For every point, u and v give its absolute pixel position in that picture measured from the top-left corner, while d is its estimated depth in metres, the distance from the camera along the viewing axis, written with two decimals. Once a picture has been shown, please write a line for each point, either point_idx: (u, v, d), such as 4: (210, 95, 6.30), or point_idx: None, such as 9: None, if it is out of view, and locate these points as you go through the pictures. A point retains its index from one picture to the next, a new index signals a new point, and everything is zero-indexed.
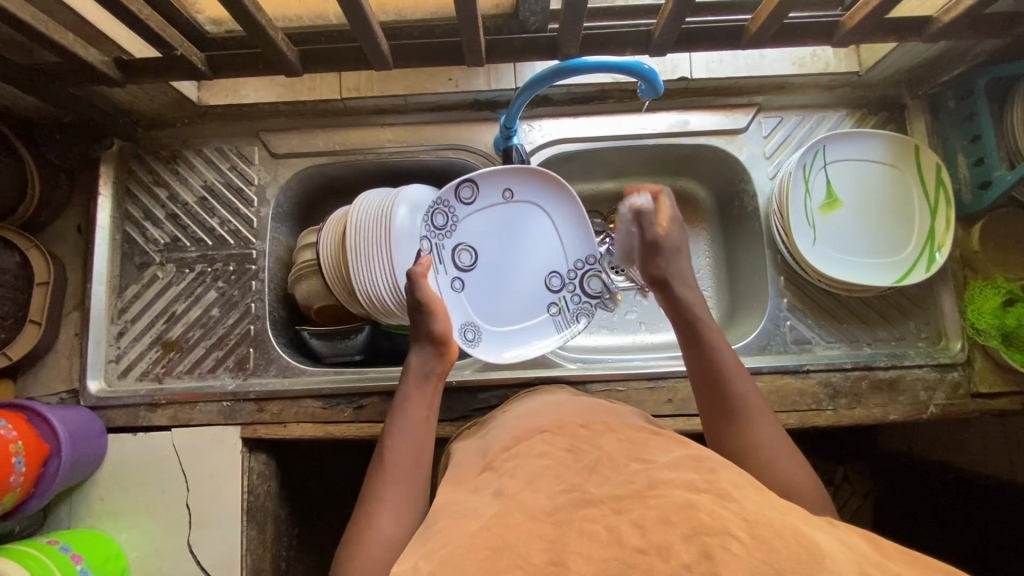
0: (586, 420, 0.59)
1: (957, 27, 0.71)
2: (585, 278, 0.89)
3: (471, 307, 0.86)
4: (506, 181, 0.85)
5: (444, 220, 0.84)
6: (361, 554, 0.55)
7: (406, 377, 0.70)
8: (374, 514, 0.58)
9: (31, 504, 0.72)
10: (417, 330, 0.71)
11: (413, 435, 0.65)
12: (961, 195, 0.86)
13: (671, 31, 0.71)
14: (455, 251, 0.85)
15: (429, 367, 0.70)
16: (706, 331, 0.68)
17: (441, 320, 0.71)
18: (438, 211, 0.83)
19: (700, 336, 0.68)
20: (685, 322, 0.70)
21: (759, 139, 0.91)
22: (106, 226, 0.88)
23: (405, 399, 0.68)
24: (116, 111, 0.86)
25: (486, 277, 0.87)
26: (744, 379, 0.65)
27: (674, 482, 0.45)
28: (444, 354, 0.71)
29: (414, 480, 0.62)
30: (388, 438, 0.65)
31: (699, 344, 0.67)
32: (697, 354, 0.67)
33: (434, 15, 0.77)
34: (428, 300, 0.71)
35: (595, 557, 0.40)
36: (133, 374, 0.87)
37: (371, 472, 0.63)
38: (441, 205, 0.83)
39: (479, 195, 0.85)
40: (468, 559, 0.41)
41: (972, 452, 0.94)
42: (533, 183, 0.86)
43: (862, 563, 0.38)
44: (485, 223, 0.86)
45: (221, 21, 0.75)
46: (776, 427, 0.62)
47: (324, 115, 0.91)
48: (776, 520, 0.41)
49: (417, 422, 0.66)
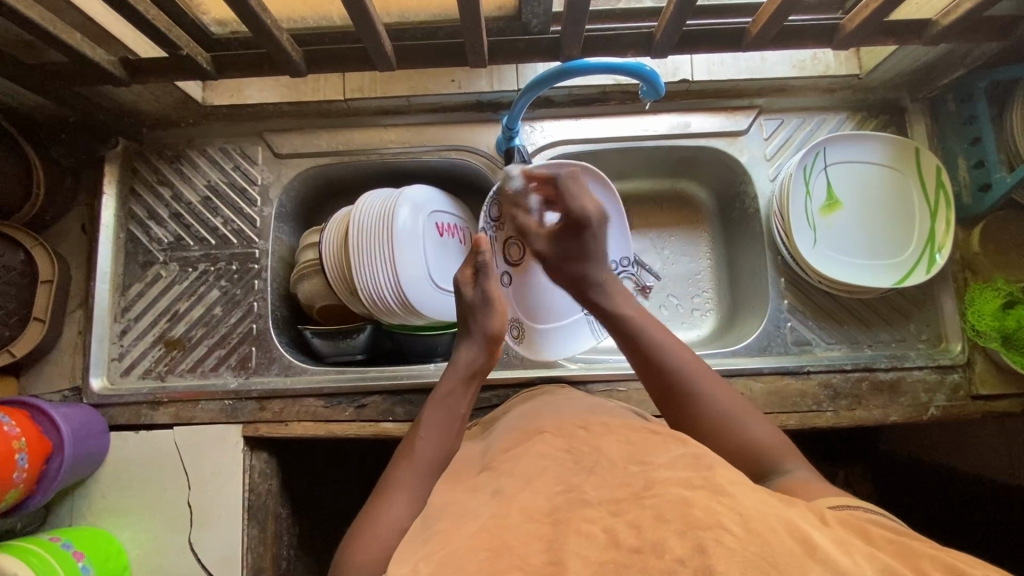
0: (586, 420, 0.59)
1: (956, 31, 0.72)
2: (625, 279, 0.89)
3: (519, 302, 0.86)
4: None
5: (500, 212, 0.83)
6: (369, 539, 0.55)
7: (454, 369, 0.70)
8: (384, 503, 0.58)
9: (33, 501, 0.72)
10: (473, 324, 0.72)
11: (441, 430, 0.65)
12: (961, 197, 0.87)
13: (672, 33, 0.72)
14: (507, 245, 0.85)
15: (478, 364, 0.70)
16: (633, 324, 0.68)
17: (498, 318, 0.73)
18: (495, 203, 0.82)
19: (631, 330, 0.68)
20: (613, 319, 0.70)
21: (759, 141, 0.91)
22: (111, 224, 0.89)
23: (447, 392, 0.68)
24: (121, 111, 0.86)
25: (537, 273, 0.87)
26: (686, 355, 0.66)
27: (670, 481, 0.45)
28: (492, 353, 0.72)
29: (430, 477, 0.61)
30: (417, 430, 0.65)
31: (632, 337, 0.67)
32: (632, 346, 0.67)
33: (438, 16, 0.78)
34: (493, 294, 0.73)
35: (591, 558, 0.40)
36: (135, 373, 0.87)
37: (394, 462, 0.63)
38: (499, 197, 0.82)
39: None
40: (468, 560, 0.42)
41: (973, 454, 0.94)
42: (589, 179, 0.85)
43: (855, 557, 0.39)
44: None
45: (226, 22, 0.76)
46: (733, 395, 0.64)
47: (328, 115, 0.92)
48: (769, 515, 0.42)
49: (451, 418, 0.66)
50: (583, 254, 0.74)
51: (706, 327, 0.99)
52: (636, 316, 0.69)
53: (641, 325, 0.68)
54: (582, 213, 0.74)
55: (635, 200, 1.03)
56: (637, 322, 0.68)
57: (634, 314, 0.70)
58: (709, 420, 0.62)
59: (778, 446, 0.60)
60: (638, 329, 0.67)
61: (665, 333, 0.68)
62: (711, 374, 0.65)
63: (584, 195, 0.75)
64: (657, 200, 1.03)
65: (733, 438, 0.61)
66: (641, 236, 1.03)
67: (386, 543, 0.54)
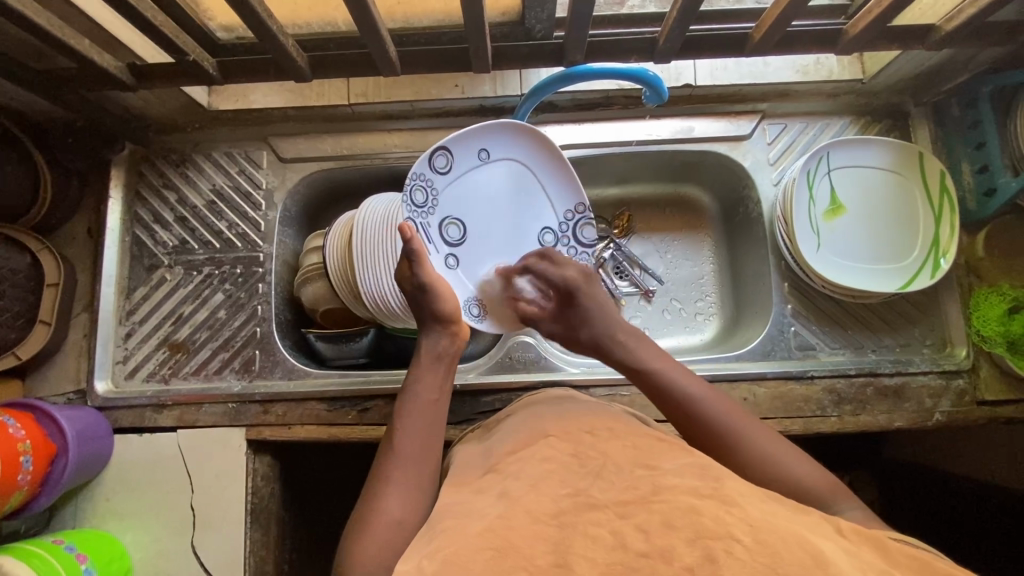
0: (592, 424, 0.59)
1: (960, 36, 0.72)
2: (578, 228, 0.81)
3: (472, 280, 0.77)
4: (483, 141, 0.75)
5: (424, 195, 0.72)
6: (367, 538, 0.54)
7: (417, 359, 0.68)
8: (382, 501, 0.57)
9: (38, 503, 0.73)
10: (422, 313, 0.69)
11: (421, 421, 0.63)
12: (965, 202, 0.87)
13: (676, 38, 0.72)
14: (441, 227, 0.74)
15: (441, 348, 0.68)
16: (661, 377, 0.64)
17: (447, 300, 0.69)
18: (416, 186, 0.71)
19: (657, 379, 0.64)
20: (634, 368, 0.66)
21: (763, 145, 0.91)
22: (116, 228, 0.90)
23: (417, 380, 0.66)
24: (127, 114, 0.87)
25: (479, 248, 0.78)
26: (728, 405, 0.62)
27: (679, 488, 0.45)
28: (455, 333, 0.69)
29: (427, 472, 0.60)
30: (399, 426, 0.63)
31: (659, 386, 0.64)
32: (661, 395, 0.63)
33: (441, 23, 0.79)
34: (427, 281, 0.67)
35: (599, 560, 0.40)
36: (139, 376, 0.87)
37: (378, 461, 0.61)
38: (419, 180, 0.71)
39: (456, 162, 0.74)
40: (471, 560, 0.41)
41: (976, 461, 0.94)
42: (507, 142, 0.77)
43: (867, 567, 0.38)
44: (468, 193, 0.76)
45: (232, 29, 0.78)
46: (760, 427, 0.60)
47: (333, 120, 0.92)
48: (780, 526, 0.41)
49: (428, 406, 0.64)
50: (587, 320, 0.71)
51: (710, 332, 0.99)
52: (664, 368, 0.65)
53: (665, 369, 0.65)
54: (569, 286, 0.72)
55: (637, 204, 1.03)
56: (670, 374, 0.64)
57: (660, 365, 0.65)
58: (755, 463, 0.57)
59: (824, 488, 0.56)
60: (665, 377, 0.64)
61: (697, 379, 0.64)
62: (755, 421, 0.61)
63: (562, 266, 0.74)
64: (660, 205, 1.03)
65: (777, 474, 0.56)
66: (644, 241, 1.02)
67: (386, 541, 0.54)
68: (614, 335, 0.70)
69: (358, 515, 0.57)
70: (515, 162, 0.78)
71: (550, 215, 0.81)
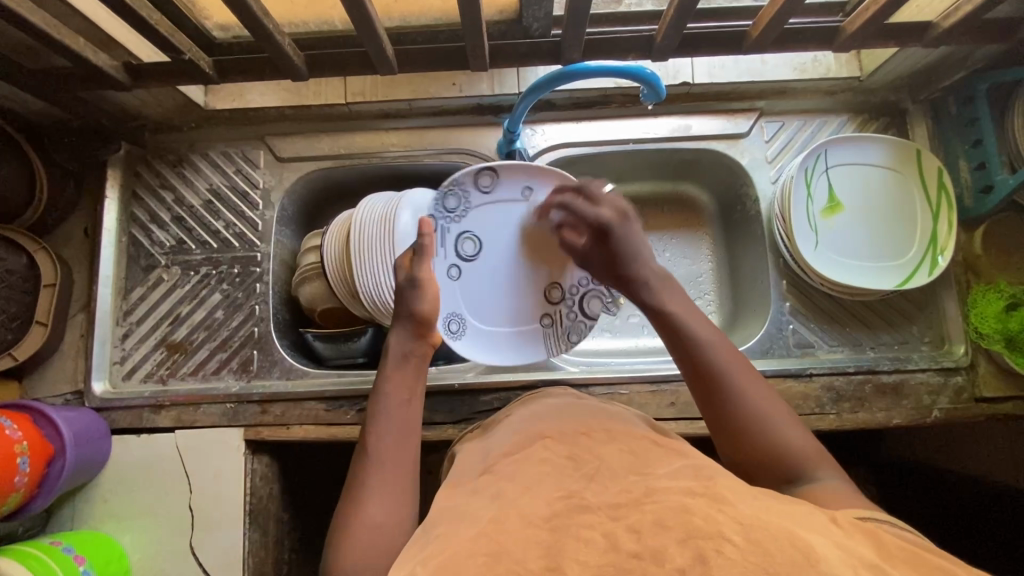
0: (589, 427, 0.59)
1: (957, 33, 0.72)
2: (586, 299, 0.81)
3: (464, 297, 0.79)
4: (529, 179, 0.78)
5: (456, 203, 0.78)
6: (347, 543, 0.53)
7: (387, 360, 0.68)
8: (363, 505, 0.56)
9: (35, 504, 0.72)
10: (401, 308, 0.70)
11: (394, 422, 0.63)
12: (962, 199, 0.87)
13: (673, 35, 0.72)
14: (459, 240, 0.79)
15: (409, 348, 0.68)
16: (682, 321, 0.63)
17: (428, 300, 0.69)
18: (451, 193, 0.78)
19: (676, 326, 0.63)
20: (655, 308, 0.65)
21: (761, 143, 0.91)
22: (113, 228, 0.89)
23: (388, 381, 0.66)
24: (123, 114, 0.86)
25: (490, 272, 0.80)
26: (736, 358, 0.60)
27: (672, 489, 0.45)
28: (422, 337, 0.69)
29: (408, 475, 0.60)
30: (371, 429, 0.62)
31: (679, 332, 0.62)
32: (677, 339, 0.62)
33: (439, 21, 0.78)
34: (421, 277, 0.70)
35: (591, 562, 0.39)
36: (137, 376, 0.87)
37: (354, 466, 0.61)
38: (455, 188, 0.77)
39: (499, 187, 0.78)
40: (464, 562, 0.40)
41: (975, 458, 0.94)
42: (551, 190, 0.79)
43: (860, 563, 0.38)
44: (498, 220, 0.79)
45: (228, 27, 0.77)
46: (763, 387, 0.59)
47: (330, 120, 0.92)
48: (772, 524, 0.40)
49: (402, 406, 0.64)
50: (618, 257, 0.69)
51: None
52: (684, 315, 0.63)
53: (684, 317, 0.63)
54: (599, 221, 0.70)
55: (636, 203, 1.03)
56: (689, 322, 0.63)
57: (681, 310, 0.64)
58: (746, 423, 0.57)
59: (810, 454, 0.56)
60: (684, 326, 0.62)
61: (713, 331, 0.62)
62: (760, 380, 0.60)
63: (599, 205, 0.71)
64: (657, 204, 1.03)
65: (765, 439, 0.56)
66: None
67: (365, 547, 0.53)
68: (650, 277, 0.68)
69: (340, 518, 0.56)
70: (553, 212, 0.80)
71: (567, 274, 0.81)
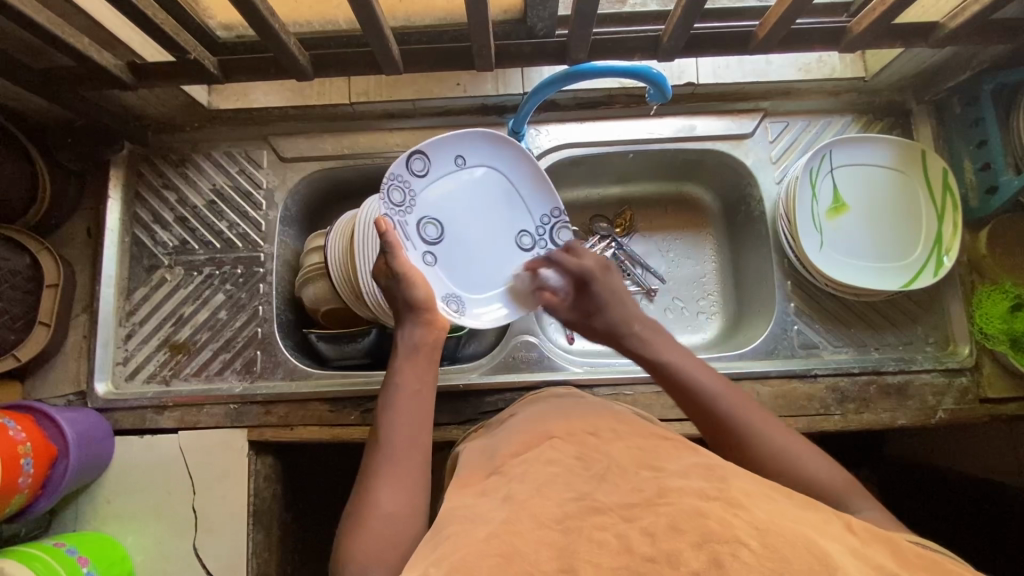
0: (598, 426, 0.58)
1: (963, 34, 0.72)
2: (555, 232, 0.81)
3: (451, 278, 0.76)
4: (460, 147, 0.76)
5: (401, 196, 0.72)
6: (362, 530, 0.53)
7: (397, 352, 0.67)
8: (376, 494, 0.56)
9: (38, 505, 0.72)
10: (398, 301, 0.69)
11: (404, 412, 0.62)
12: (968, 200, 0.87)
13: (681, 35, 0.71)
14: (419, 226, 0.74)
15: (419, 339, 0.68)
16: (680, 371, 0.63)
17: (421, 288, 0.69)
18: (393, 187, 0.71)
19: (677, 377, 0.63)
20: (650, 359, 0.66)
21: (765, 143, 0.91)
22: (116, 228, 0.89)
23: (399, 372, 0.66)
24: (127, 113, 0.86)
25: (458, 246, 0.77)
26: (744, 401, 0.61)
27: (686, 490, 0.44)
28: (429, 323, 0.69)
29: (419, 466, 0.60)
30: (383, 420, 0.62)
31: (682, 384, 0.62)
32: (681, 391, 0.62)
33: (443, 20, 0.78)
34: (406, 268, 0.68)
35: (605, 565, 0.39)
36: (140, 376, 0.87)
37: (368, 456, 0.61)
38: (396, 181, 0.71)
39: (433, 167, 0.75)
40: (477, 565, 0.40)
41: (979, 459, 0.94)
42: (484, 148, 0.78)
43: (878, 569, 0.37)
44: (446, 196, 0.76)
45: (232, 27, 0.77)
46: (779, 426, 0.59)
47: (334, 119, 0.92)
48: (787, 529, 0.40)
49: (410, 396, 0.64)
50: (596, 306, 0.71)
51: (712, 331, 0.99)
52: (680, 362, 0.64)
53: (680, 365, 0.64)
54: (583, 270, 0.72)
55: (640, 203, 1.03)
56: (688, 371, 0.63)
57: (676, 358, 0.65)
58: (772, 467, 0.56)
59: (842, 484, 0.55)
60: (684, 375, 0.63)
61: (715, 376, 0.63)
62: (769, 417, 0.60)
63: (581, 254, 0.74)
64: (661, 203, 1.03)
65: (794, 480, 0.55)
66: (645, 240, 1.02)
67: (379, 537, 0.53)
68: (631, 323, 0.69)
69: (353, 507, 0.56)
70: (491, 170, 0.79)
71: (527, 218, 0.81)
